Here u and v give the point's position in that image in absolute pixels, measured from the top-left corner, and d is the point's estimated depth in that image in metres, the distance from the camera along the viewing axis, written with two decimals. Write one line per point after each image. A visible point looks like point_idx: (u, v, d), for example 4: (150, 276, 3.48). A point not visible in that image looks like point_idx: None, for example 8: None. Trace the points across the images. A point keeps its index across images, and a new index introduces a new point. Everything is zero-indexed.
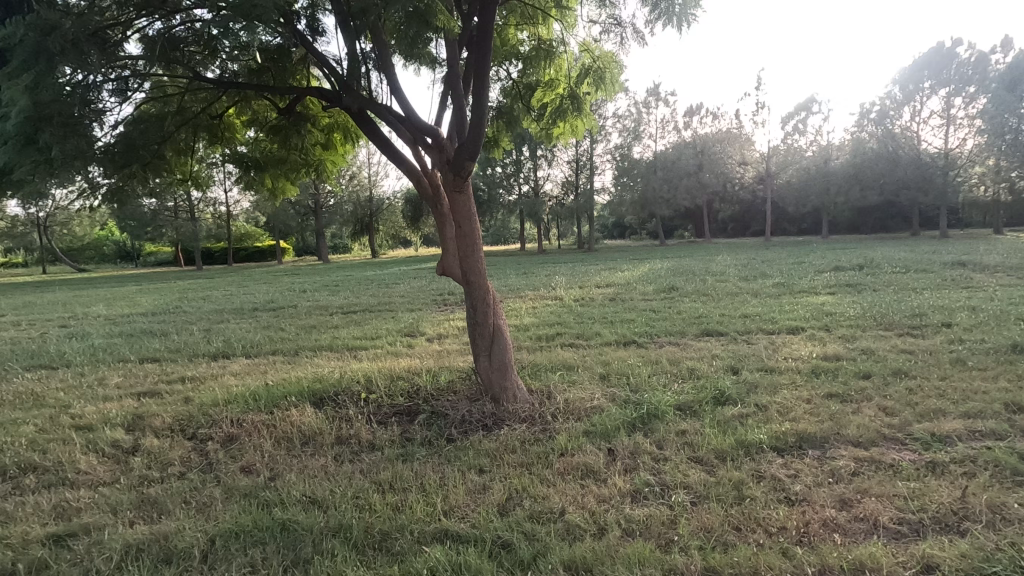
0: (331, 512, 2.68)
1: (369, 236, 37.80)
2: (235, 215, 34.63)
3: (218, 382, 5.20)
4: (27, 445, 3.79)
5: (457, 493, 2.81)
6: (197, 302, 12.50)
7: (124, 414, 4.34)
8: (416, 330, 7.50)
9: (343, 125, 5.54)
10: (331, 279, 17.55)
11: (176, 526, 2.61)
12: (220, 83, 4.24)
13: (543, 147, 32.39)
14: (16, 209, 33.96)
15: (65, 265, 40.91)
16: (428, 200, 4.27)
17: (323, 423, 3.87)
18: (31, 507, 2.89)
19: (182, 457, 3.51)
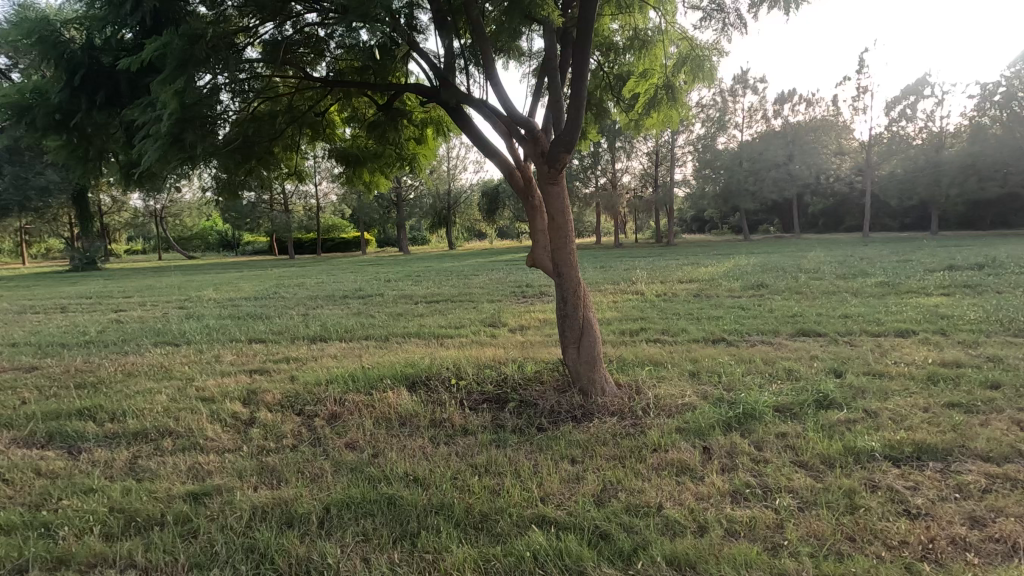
0: (432, 490, 2.81)
1: (446, 228, 38.91)
2: (324, 207, 36.69)
3: (319, 363, 5.57)
4: (163, 412, 4.25)
5: (552, 480, 2.86)
6: (292, 289, 13.40)
7: (241, 389, 4.77)
8: (499, 321, 7.63)
9: (436, 120, 5.72)
10: (412, 269, 18.21)
11: (295, 494, 2.83)
12: (326, 83, 4.51)
13: (622, 139, 31.80)
14: (137, 202, 37.76)
15: (177, 252, 45.15)
16: (520, 193, 4.30)
17: (418, 406, 4.06)
18: (171, 466, 3.25)
19: (292, 431, 3.79)
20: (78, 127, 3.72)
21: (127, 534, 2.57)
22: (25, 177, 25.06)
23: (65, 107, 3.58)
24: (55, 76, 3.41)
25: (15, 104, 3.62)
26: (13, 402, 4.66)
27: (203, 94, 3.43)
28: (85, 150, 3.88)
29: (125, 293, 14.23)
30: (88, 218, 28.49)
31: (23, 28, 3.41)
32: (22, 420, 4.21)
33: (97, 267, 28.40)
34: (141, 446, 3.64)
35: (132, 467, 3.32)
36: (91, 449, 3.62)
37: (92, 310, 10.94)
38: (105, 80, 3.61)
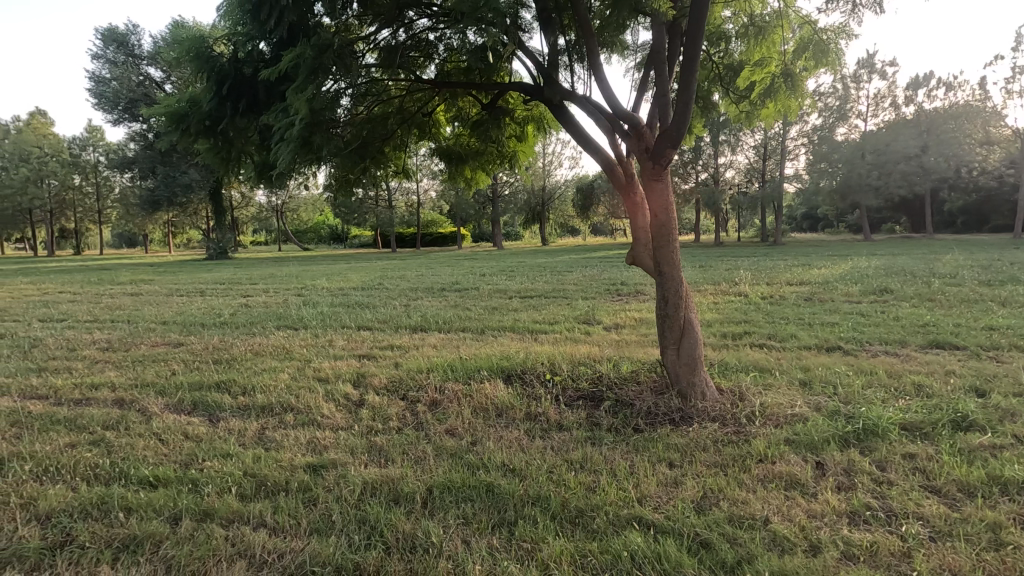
0: (528, 482, 2.87)
1: (540, 224, 39.16)
2: (424, 203, 38.33)
3: (421, 352, 5.87)
4: (285, 389, 4.68)
5: (649, 482, 2.81)
6: (395, 280, 14.15)
7: (351, 372, 5.14)
8: (593, 318, 7.58)
9: (538, 117, 5.78)
10: (506, 265, 18.57)
11: (401, 473, 3.01)
12: (435, 84, 4.70)
13: (726, 132, 30.17)
14: (262, 198, 41.66)
15: (294, 244, 49.31)
16: (621, 190, 4.25)
17: (514, 399, 4.15)
18: (294, 439, 3.59)
19: (398, 414, 4.03)
20: (224, 131, 4.16)
21: (259, 495, 2.87)
22: (173, 176, 28.53)
23: (214, 114, 4.02)
24: (206, 87, 3.84)
25: (175, 112, 4.12)
26: (166, 373, 5.35)
27: (330, 100, 3.71)
28: (228, 152, 4.34)
29: (251, 280, 15.79)
30: (222, 212, 31.93)
31: (184, 46, 3.88)
32: (173, 388, 4.82)
33: (228, 256, 31.75)
34: (268, 418, 4.04)
35: (261, 437, 3.70)
36: (227, 418, 4.07)
37: (225, 294, 12.27)
38: (246, 89, 4.01)
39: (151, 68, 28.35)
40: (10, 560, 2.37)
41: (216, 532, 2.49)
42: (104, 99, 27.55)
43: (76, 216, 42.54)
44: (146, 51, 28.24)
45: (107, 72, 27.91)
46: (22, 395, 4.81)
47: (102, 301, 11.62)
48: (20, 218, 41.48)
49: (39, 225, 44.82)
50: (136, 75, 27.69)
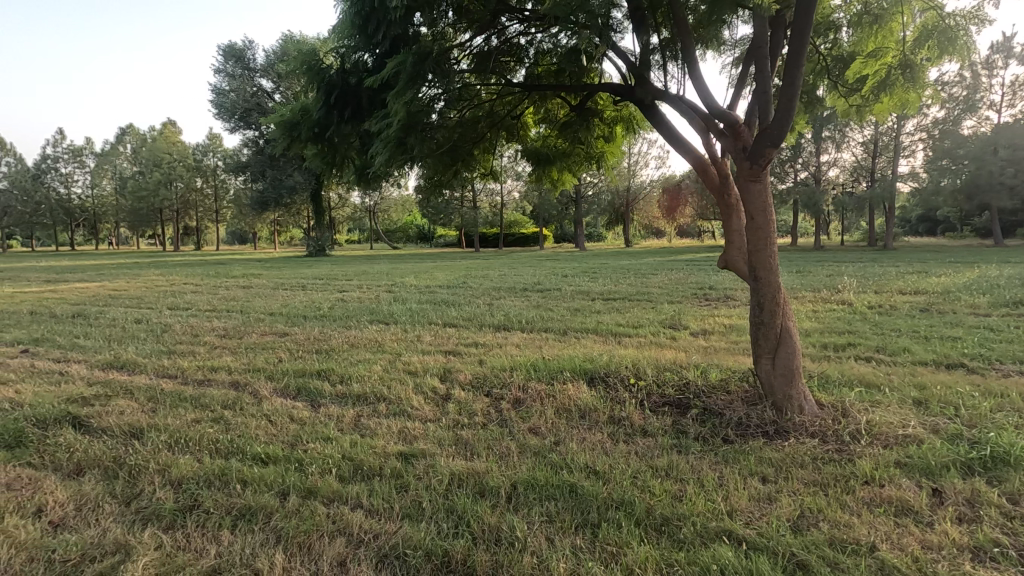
0: (612, 485, 2.85)
1: (624, 226, 38.48)
2: (508, 203, 38.91)
3: (504, 350, 5.99)
4: (379, 380, 4.97)
5: (740, 495, 2.71)
6: (479, 279, 14.48)
7: (438, 366, 5.35)
8: (680, 323, 7.35)
9: (627, 118, 5.72)
10: (589, 266, 18.43)
11: (486, 467, 3.10)
12: (526, 87, 4.76)
13: (830, 128, 28.06)
14: (357, 199, 44.15)
15: (385, 242, 51.86)
16: (715, 191, 4.10)
17: (597, 402, 4.14)
18: (387, 427, 3.80)
19: (482, 410, 4.14)
20: (330, 137, 4.47)
21: (356, 478, 3.08)
22: (280, 179, 30.94)
23: (322, 121, 4.33)
24: (317, 97, 4.15)
25: (288, 121, 4.48)
26: (274, 360, 5.84)
27: (427, 105, 3.89)
28: (333, 156, 4.66)
29: (347, 276, 16.81)
30: (321, 212, 34.25)
31: (298, 61, 4.22)
32: (280, 374, 5.26)
33: (325, 254, 33.98)
34: (363, 407, 4.31)
35: (357, 423, 3.95)
36: (327, 404, 4.38)
37: (323, 289, 13.16)
38: (351, 97, 4.27)
39: (263, 79, 30.96)
40: (150, 517, 2.71)
41: (319, 509, 2.70)
42: (224, 109, 30.44)
43: (198, 215, 47.30)
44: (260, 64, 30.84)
45: (226, 84, 30.77)
46: (156, 374, 5.44)
47: (219, 292, 12.87)
48: (154, 217, 46.90)
49: (169, 223, 50.29)
50: (251, 86, 30.39)
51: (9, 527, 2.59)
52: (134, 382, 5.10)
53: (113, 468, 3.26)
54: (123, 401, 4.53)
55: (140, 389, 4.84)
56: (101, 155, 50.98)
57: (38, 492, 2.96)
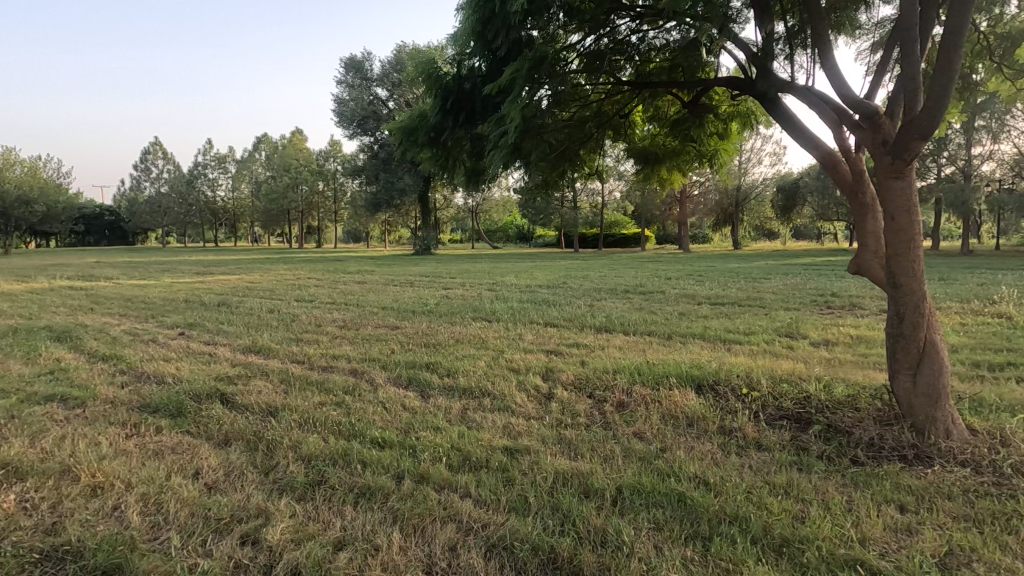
0: (724, 498, 2.72)
1: (732, 227, 36.44)
2: (609, 203, 38.31)
3: (607, 352, 5.92)
4: (483, 375, 5.12)
5: (873, 523, 2.47)
6: (579, 280, 14.42)
7: (540, 365, 5.41)
8: (797, 332, 6.82)
9: (744, 113, 5.43)
10: (693, 269, 17.66)
11: (591, 469, 3.09)
12: (637, 86, 4.65)
13: (985, 116, 24.55)
14: (461, 199, 45.70)
15: (486, 242, 53.28)
16: (846, 189, 3.75)
17: (707, 410, 3.97)
18: (491, 422, 3.91)
19: (585, 411, 4.12)
20: (444, 141, 4.68)
21: (464, 468, 3.19)
22: (392, 181, 32.77)
23: (438, 126, 4.55)
24: (434, 103, 4.37)
25: (406, 127, 4.75)
26: (387, 351, 6.23)
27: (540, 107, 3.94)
28: (446, 160, 4.87)
29: (451, 274, 17.49)
30: (428, 213, 35.93)
31: (417, 70, 4.50)
32: (393, 364, 5.61)
33: (431, 252, 35.54)
34: (469, 400, 4.47)
35: (463, 416, 4.10)
36: (435, 395, 4.60)
37: (429, 286, 13.79)
38: (466, 102, 4.45)
39: (380, 88, 33.09)
40: (285, 487, 3.00)
41: (431, 495, 2.84)
42: (344, 117, 32.90)
43: (319, 216, 51.48)
44: (377, 74, 32.93)
45: (346, 94, 33.23)
46: (287, 359, 6.02)
47: (338, 287, 13.96)
48: (283, 217, 51.83)
49: (295, 222, 55.21)
50: (368, 95, 32.58)
51: (174, 485, 3.00)
52: (269, 365, 5.68)
53: (253, 440, 3.66)
54: (260, 381, 5.07)
55: (274, 372, 5.39)
56: (241, 161, 57.10)
57: (196, 457, 3.40)
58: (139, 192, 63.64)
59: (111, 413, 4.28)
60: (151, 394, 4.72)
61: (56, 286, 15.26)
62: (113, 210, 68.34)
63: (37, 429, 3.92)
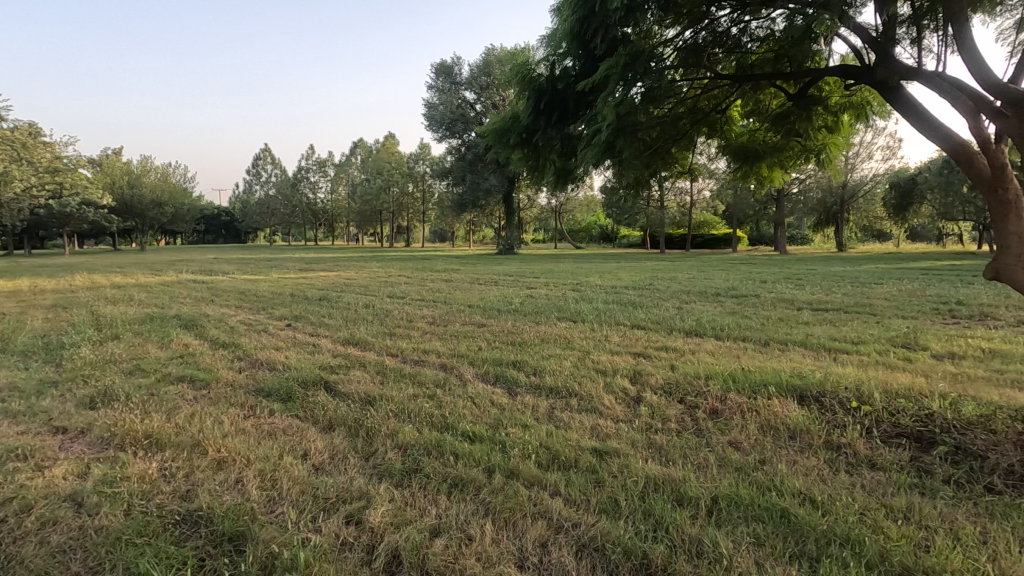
0: (834, 518, 2.53)
1: (836, 228, 33.81)
2: (698, 202, 36.80)
3: (697, 357, 5.70)
4: (569, 375, 5.12)
5: (1015, 560, 2.19)
6: (666, 281, 14.00)
7: (628, 368, 5.31)
8: (916, 343, 6.20)
9: (858, 104, 5.01)
10: (792, 272, 16.55)
11: (684, 476, 2.99)
12: (738, 79, 4.41)
13: None
14: (545, 199, 45.74)
15: (568, 242, 53.15)
16: (984, 186, 3.37)
17: (811, 423, 3.71)
18: (579, 422, 3.90)
19: (676, 417, 3.99)
20: (536, 142, 4.73)
21: (553, 466, 3.21)
22: (478, 182, 33.40)
23: (530, 127, 4.61)
24: (527, 103, 4.43)
25: (499, 128, 4.85)
26: (474, 348, 6.39)
27: (634, 104, 3.88)
28: (538, 160, 4.91)
29: (534, 273, 17.60)
30: (512, 213, 36.39)
31: (512, 73, 4.58)
32: (481, 361, 5.74)
33: (514, 252, 35.89)
34: (556, 399, 4.48)
35: (551, 415, 4.12)
36: (523, 393, 4.66)
37: (514, 285, 13.96)
38: (559, 102, 4.48)
39: (468, 91, 33.97)
40: (384, 473, 3.17)
41: (521, 490, 2.88)
42: (434, 121, 34.09)
43: (408, 216, 53.61)
44: (466, 78, 33.81)
45: (436, 99, 34.40)
46: (382, 352, 6.35)
47: (426, 284, 14.47)
48: (376, 217, 54.65)
49: (386, 222, 57.85)
50: (457, 99, 33.47)
51: (287, 464, 3.26)
52: (366, 357, 6.02)
53: (354, 427, 3.89)
54: (358, 372, 5.39)
55: (370, 364, 5.70)
56: (339, 165, 60.74)
57: (304, 439, 3.68)
58: (252, 195, 69.70)
59: (231, 395, 4.73)
60: (265, 379, 5.16)
61: (183, 279, 17.08)
62: (229, 210, 75.19)
63: (171, 406, 4.41)
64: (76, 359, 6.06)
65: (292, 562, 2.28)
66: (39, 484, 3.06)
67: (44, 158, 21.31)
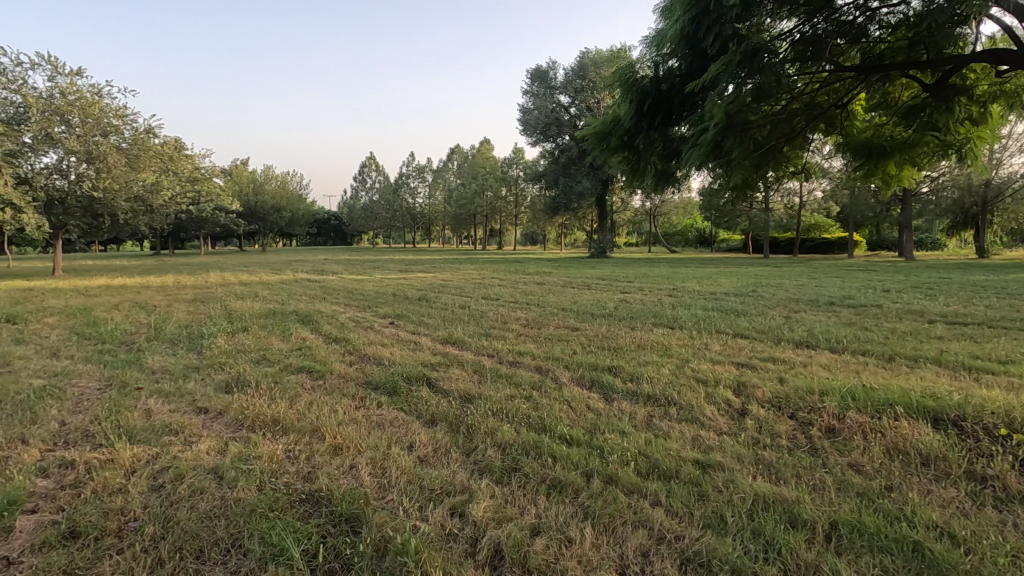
0: (980, 558, 2.25)
1: (976, 231, 29.93)
2: (808, 204, 34.13)
3: (810, 370, 5.32)
4: (668, 383, 4.96)
5: None
6: (772, 288, 13.13)
7: (731, 379, 5.05)
8: None
9: (1011, 92, 4.44)
10: (921, 281, 14.87)
11: (797, 497, 2.80)
12: (863, 71, 4.04)
13: None
14: (638, 202, 44.57)
15: (663, 246, 51.47)
16: None
17: (948, 449, 3.33)
18: (679, 432, 3.78)
19: (787, 433, 3.75)
20: (638, 145, 4.64)
21: (652, 476, 3.14)
22: (570, 185, 33.22)
23: (632, 129, 4.55)
24: (630, 105, 4.38)
25: (600, 132, 4.82)
26: (569, 351, 6.39)
27: (747, 101, 3.70)
28: (639, 163, 4.84)
29: (628, 278, 17.22)
30: (604, 216, 35.94)
31: (615, 76, 4.55)
32: (576, 365, 5.73)
33: (606, 255, 35.36)
34: (654, 407, 4.37)
35: (649, 423, 4.02)
36: (619, 399, 4.60)
37: (607, 289, 13.76)
38: (663, 103, 4.37)
39: (562, 95, 33.94)
40: (484, 470, 3.27)
41: (621, 497, 2.85)
42: (528, 126, 34.47)
43: (500, 219, 54.56)
44: (560, 81, 33.82)
45: (531, 103, 34.71)
46: (479, 352, 6.53)
47: (519, 287, 14.67)
48: (470, 221, 56.27)
49: (479, 225, 59.25)
50: (550, 102, 33.48)
51: (395, 455, 3.45)
52: (464, 357, 6.23)
53: (455, 423, 4.05)
54: (457, 370, 5.58)
55: (468, 363, 5.88)
56: (437, 171, 63.15)
57: (409, 432, 3.88)
58: (357, 201, 74.50)
59: (344, 386, 5.10)
60: (372, 373, 5.50)
61: (298, 278, 18.63)
62: (338, 215, 80.89)
63: (293, 394, 4.84)
64: (213, 348, 6.81)
65: (403, 547, 2.42)
66: (188, 457, 3.49)
67: (186, 169, 24.13)
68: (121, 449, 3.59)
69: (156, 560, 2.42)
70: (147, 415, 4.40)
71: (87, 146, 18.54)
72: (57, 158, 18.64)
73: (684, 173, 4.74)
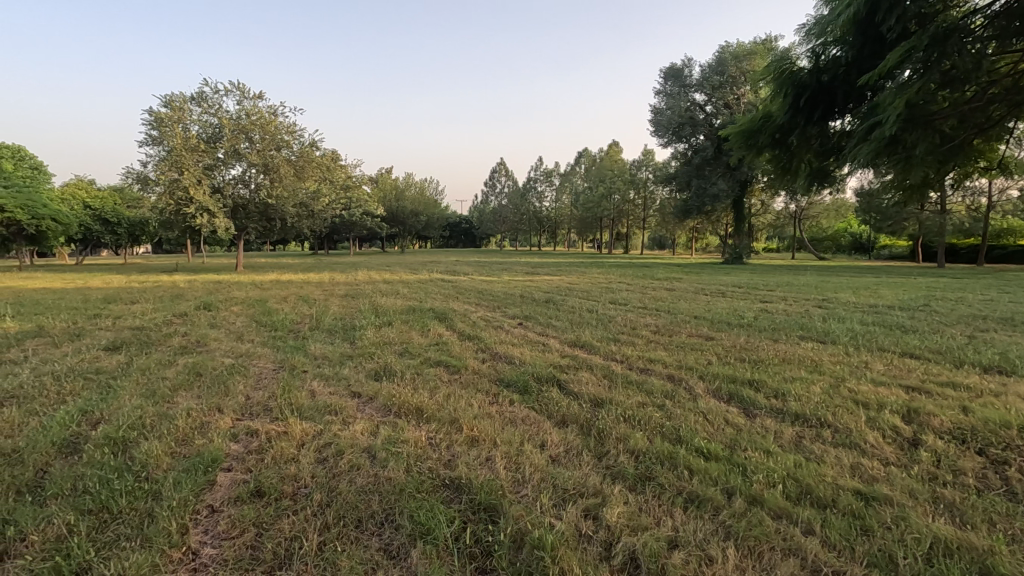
0: None
1: None
2: (1000, 205, 28.89)
3: (1005, 399, 4.51)
4: (820, 403, 4.52)
5: None
6: (951, 303, 11.33)
7: (899, 403, 4.46)
8: None
9: None
10: None
11: (991, 547, 2.39)
12: None
13: None
14: (782, 203, 41.02)
15: (811, 253, 46.76)
16: None
17: None
18: (834, 457, 3.43)
19: (974, 470, 3.23)
20: (791, 142, 4.32)
21: (802, 502, 2.88)
22: (704, 187, 31.46)
23: (785, 126, 4.22)
24: (785, 99, 4.06)
25: (747, 129, 4.53)
26: (703, 361, 6.09)
27: (933, 87, 3.28)
28: (791, 161, 4.49)
29: (769, 286, 15.91)
30: (742, 219, 33.60)
31: (767, 69, 4.24)
32: (712, 376, 5.44)
33: (742, 261, 32.99)
34: (804, 428, 4.00)
35: (798, 444, 3.70)
36: (762, 416, 4.28)
37: (746, 298, 12.84)
38: (825, 95, 4.00)
39: (698, 93, 32.23)
40: (617, 475, 3.24)
41: (767, 520, 2.65)
42: (659, 126, 33.33)
43: (627, 222, 53.41)
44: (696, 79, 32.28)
45: (663, 103, 33.55)
46: (608, 357, 6.47)
47: (648, 292, 14.22)
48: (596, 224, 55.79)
49: (605, 229, 58.54)
50: (685, 101, 31.94)
51: (529, 452, 3.55)
52: (594, 361, 6.20)
53: (586, 426, 4.06)
54: (586, 374, 5.58)
55: (597, 367, 5.85)
56: (564, 174, 63.47)
57: (541, 430, 3.97)
58: (487, 205, 77.47)
59: (478, 382, 5.34)
60: (504, 371, 5.70)
61: (434, 278, 19.83)
62: (469, 220, 84.76)
63: (433, 386, 5.18)
64: (363, 339, 7.52)
65: (539, 542, 2.48)
66: (347, 435, 3.89)
67: (342, 178, 26.89)
68: (293, 423, 4.11)
69: (324, 523, 2.74)
70: (312, 395, 4.99)
71: (263, 158, 21.54)
72: (242, 170, 21.80)
73: (844, 172, 4.33)
